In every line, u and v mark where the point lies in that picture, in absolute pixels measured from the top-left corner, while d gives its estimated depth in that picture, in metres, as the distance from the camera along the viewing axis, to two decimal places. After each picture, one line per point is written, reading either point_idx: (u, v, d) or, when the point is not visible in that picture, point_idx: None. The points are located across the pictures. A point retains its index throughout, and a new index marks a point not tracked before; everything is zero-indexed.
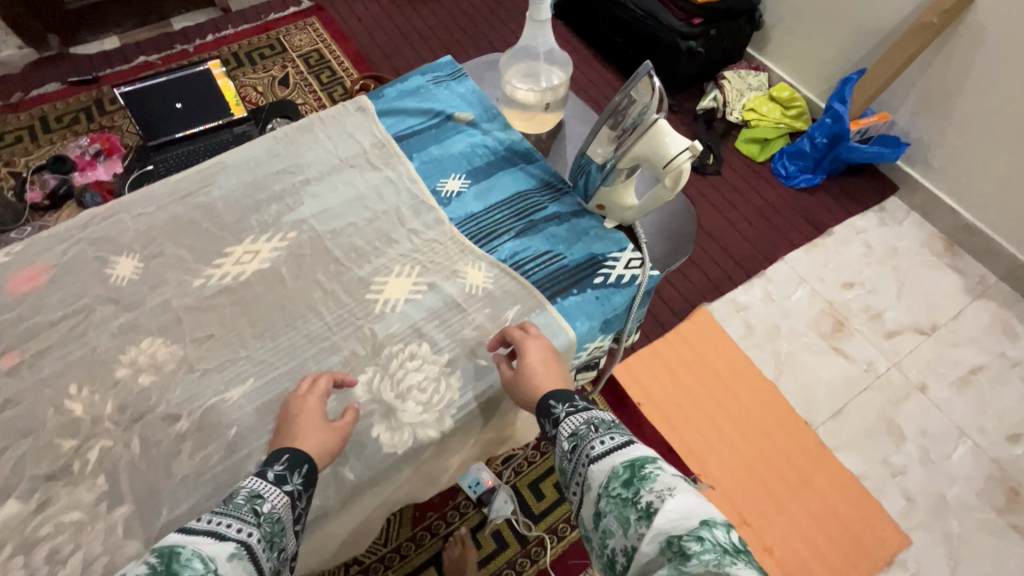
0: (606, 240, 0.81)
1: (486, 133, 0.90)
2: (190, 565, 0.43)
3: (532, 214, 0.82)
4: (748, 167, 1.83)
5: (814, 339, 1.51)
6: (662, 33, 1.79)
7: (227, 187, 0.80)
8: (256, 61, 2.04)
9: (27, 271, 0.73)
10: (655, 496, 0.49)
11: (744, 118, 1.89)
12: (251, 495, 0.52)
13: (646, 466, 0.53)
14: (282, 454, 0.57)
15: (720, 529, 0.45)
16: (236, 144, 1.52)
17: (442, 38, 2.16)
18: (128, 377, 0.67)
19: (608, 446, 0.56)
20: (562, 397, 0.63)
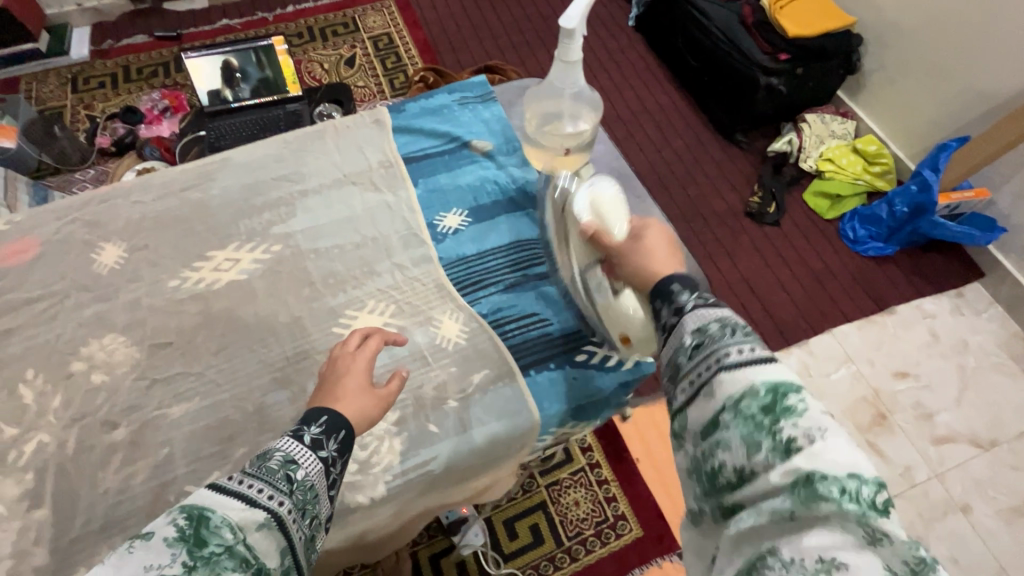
0: None
1: (498, 167, 0.99)
2: (218, 533, 0.47)
3: (526, 269, 0.89)
4: (810, 222, 1.67)
5: (848, 428, 1.36)
6: (740, 63, 1.66)
7: (225, 185, 0.92)
8: (327, 37, 2.06)
9: (17, 243, 0.86)
10: (799, 431, 0.43)
11: (819, 168, 1.72)
12: (285, 460, 0.55)
13: (788, 399, 0.45)
14: (322, 416, 0.61)
15: (869, 487, 0.40)
16: (286, 121, 1.54)
17: (513, 37, 2.10)
18: (81, 372, 0.77)
19: (742, 360, 0.49)
20: (681, 287, 0.57)
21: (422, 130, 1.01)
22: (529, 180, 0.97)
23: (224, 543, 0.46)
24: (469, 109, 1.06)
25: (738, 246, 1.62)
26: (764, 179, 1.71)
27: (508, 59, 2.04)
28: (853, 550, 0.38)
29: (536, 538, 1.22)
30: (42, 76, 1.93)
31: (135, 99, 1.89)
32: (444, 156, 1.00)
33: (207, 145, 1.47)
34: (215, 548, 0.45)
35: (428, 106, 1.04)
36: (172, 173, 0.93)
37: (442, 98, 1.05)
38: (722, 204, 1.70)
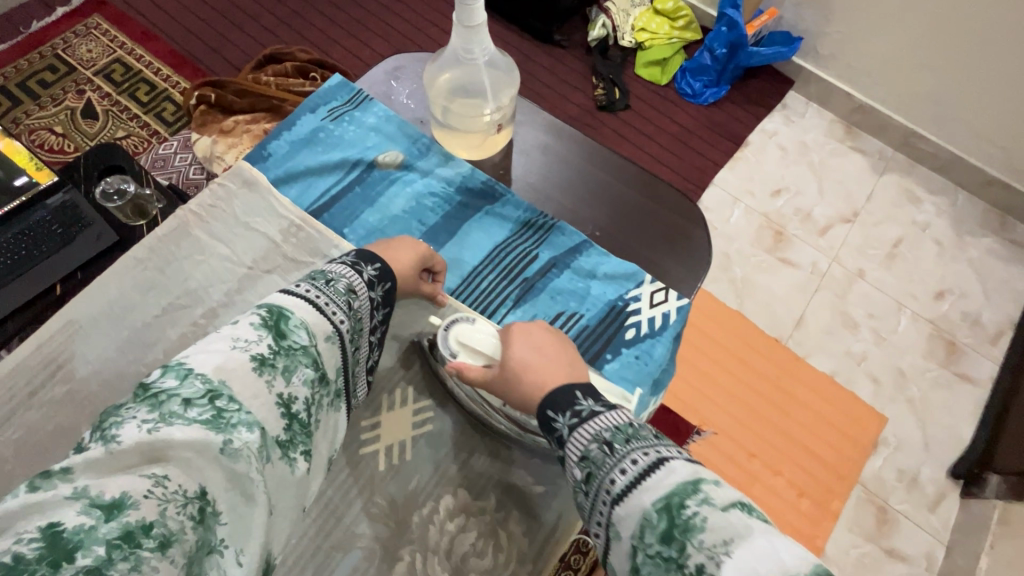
0: (619, 283, 0.86)
1: (423, 174, 0.92)
2: (296, 331, 0.58)
3: (524, 271, 0.87)
4: (653, 93, 1.74)
5: (762, 256, 1.54)
6: None
7: (99, 359, 0.78)
8: (38, 93, 1.56)
9: None
10: (705, 556, 0.47)
11: (637, 40, 1.77)
12: (348, 290, 0.66)
13: (684, 511, 0.50)
14: (377, 262, 0.72)
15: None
16: (56, 220, 1.14)
17: (276, 12, 1.77)
18: None
19: (629, 481, 0.54)
20: (559, 403, 0.64)
21: (315, 168, 0.91)
22: (465, 174, 0.92)
23: (301, 342, 0.57)
24: (347, 122, 0.95)
25: (613, 142, 1.66)
26: (598, 69, 1.73)
27: (286, 39, 1.73)
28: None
29: None
30: None
31: None
32: (352, 190, 0.90)
33: None
34: (293, 345, 0.56)
35: (308, 141, 0.92)
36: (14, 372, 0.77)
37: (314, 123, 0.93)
38: (575, 108, 1.70)
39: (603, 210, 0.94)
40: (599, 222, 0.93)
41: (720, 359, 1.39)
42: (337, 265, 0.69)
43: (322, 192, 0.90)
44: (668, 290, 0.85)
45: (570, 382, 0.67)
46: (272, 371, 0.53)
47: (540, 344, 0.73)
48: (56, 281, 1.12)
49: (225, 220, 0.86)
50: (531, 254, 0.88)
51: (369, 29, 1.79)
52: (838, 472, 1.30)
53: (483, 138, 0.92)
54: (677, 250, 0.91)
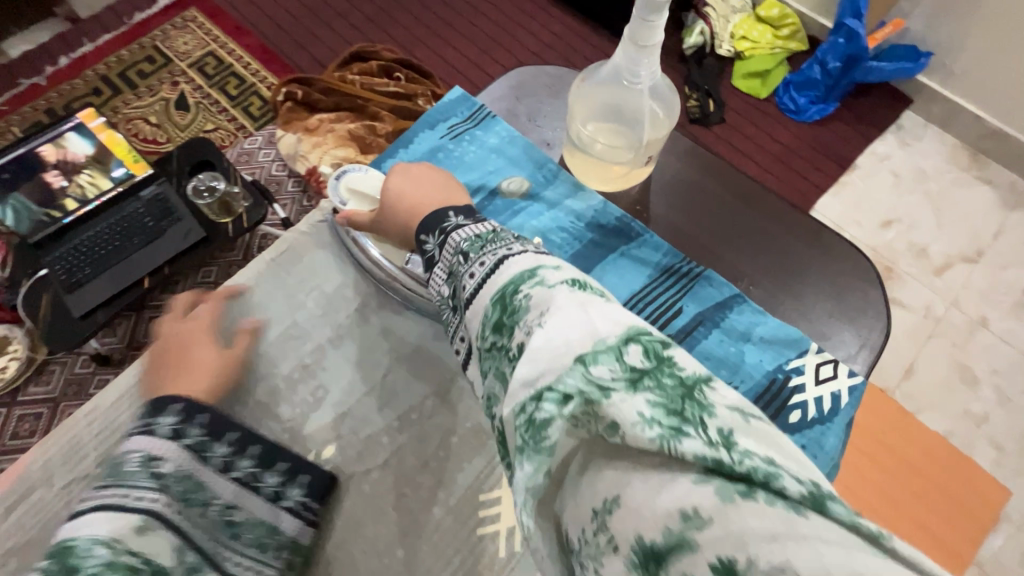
0: (777, 350, 0.71)
1: (550, 205, 0.79)
2: (90, 552, 0.46)
3: (669, 325, 0.72)
4: (752, 107, 1.62)
5: None
6: None
7: None
8: (136, 83, 1.60)
9: None
10: (524, 332, 0.40)
11: (737, 50, 1.66)
12: (145, 459, 0.54)
13: (516, 296, 0.43)
14: (177, 402, 0.59)
15: (602, 363, 0.36)
16: (150, 214, 1.16)
17: (364, 9, 1.76)
18: None
19: (477, 281, 0.47)
20: (434, 226, 0.57)
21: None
22: (598, 208, 0.79)
23: (98, 560, 0.46)
24: (467, 140, 0.84)
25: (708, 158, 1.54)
26: (693, 78, 1.62)
27: (371, 37, 1.72)
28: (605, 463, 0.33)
29: None
30: None
31: None
32: None
33: (59, 287, 1.10)
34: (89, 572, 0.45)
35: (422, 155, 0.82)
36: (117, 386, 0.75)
37: (431, 138, 0.83)
38: None
39: (744, 247, 0.80)
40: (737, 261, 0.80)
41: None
42: (136, 438, 0.56)
43: None
44: (837, 364, 0.70)
45: (444, 207, 0.60)
46: None
47: (410, 171, 0.68)
48: (143, 276, 1.14)
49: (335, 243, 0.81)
50: (674, 305, 0.74)
51: (453, 29, 1.75)
52: (953, 550, 1.13)
53: (627, 169, 0.79)
54: (822, 294, 0.79)
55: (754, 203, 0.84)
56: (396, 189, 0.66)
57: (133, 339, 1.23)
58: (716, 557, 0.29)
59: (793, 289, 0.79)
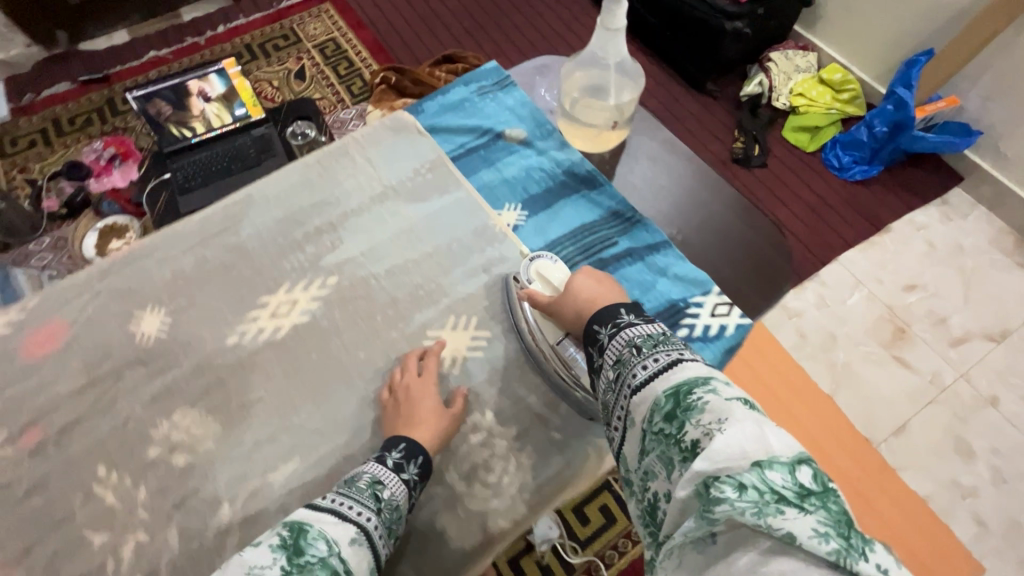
0: (684, 285, 0.89)
1: (538, 154, 1.02)
2: (315, 543, 0.55)
3: (602, 250, 0.93)
4: (796, 158, 1.71)
5: (874, 348, 1.42)
6: (704, 13, 1.66)
7: (256, 225, 0.92)
8: (270, 53, 1.94)
9: (41, 333, 0.82)
10: (701, 432, 0.53)
11: (792, 104, 1.76)
12: (372, 481, 0.65)
13: (689, 396, 0.57)
14: (400, 443, 0.71)
15: (778, 472, 0.46)
16: (256, 147, 1.44)
17: (464, 23, 2.04)
18: (161, 455, 0.75)
19: (647, 374, 0.62)
20: (606, 319, 0.72)
21: (451, 129, 1.04)
22: (574, 162, 1.01)
23: (319, 553, 0.54)
24: (491, 99, 1.07)
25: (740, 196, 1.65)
26: (744, 124, 1.74)
27: (465, 45, 1.98)
28: (763, 552, 0.43)
29: (608, 519, 1.21)
30: None
31: (76, 152, 1.74)
32: (479, 152, 1.03)
33: (176, 189, 1.38)
34: (310, 558, 0.53)
35: (451, 103, 1.07)
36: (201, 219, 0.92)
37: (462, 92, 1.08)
38: (710, 156, 1.71)
39: (705, 236, 0.98)
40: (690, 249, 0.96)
41: (779, 416, 1.31)
42: (370, 464, 0.68)
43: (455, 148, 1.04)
44: (730, 306, 0.86)
45: (616, 303, 0.74)
46: None
47: (596, 276, 0.80)
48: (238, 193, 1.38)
49: (375, 148, 0.98)
50: (611, 239, 0.95)
51: (536, 50, 1.98)
52: None
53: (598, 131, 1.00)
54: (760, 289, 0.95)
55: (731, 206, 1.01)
56: (581, 285, 0.77)
57: None
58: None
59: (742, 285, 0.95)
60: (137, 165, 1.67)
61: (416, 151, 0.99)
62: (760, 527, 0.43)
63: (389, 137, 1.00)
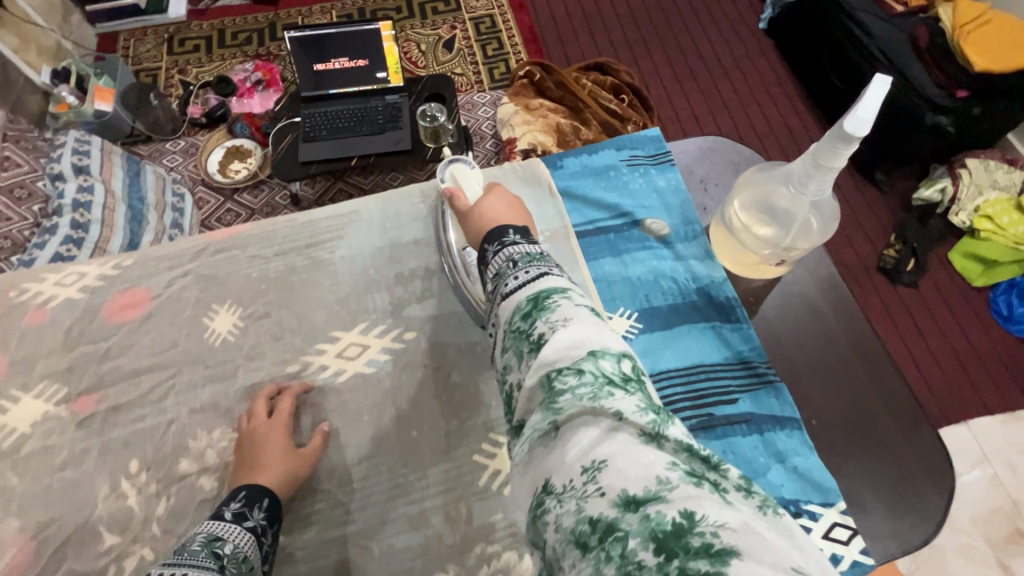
0: (803, 483, 0.67)
1: (676, 258, 0.81)
2: None
3: (714, 405, 0.70)
4: (956, 288, 1.47)
5: (977, 544, 1.20)
6: (905, 96, 1.42)
7: (353, 246, 0.81)
8: (427, 15, 1.92)
9: (129, 297, 0.76)
10: (548, 327, 0.43)
11: (973, 225, 1.47)
12: (209, 540, 0.54)
13: (548, 300, 0.46)
14: (239, 491, 0.61)
15: (607, 360, 0.40)
16: (385, 114, 1.43)
17: (627, 32, 1.91)
18: (192, 473, 0.65)
19: (517, 283, 0.49)
20: (495, 231, 0.57)
21: (587, 199, 0.85)
22: (716, 281, 0.79)
23: None
24: (640, 173, 0.87)
25: (871, 313, 1.44)
26: (906, 231, 1.51)
27: (621, 57, 1.86)
28: (603, 434, 0.36)
29: None
30: (139, 34, 1.90)
31: (228, 68, 1.83)
32: (608, 234, 0.83)
33: (301, 134, 1.40)
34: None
35: (596, 168, 0.88)
36: (302, 221, 0.83)
37: (612, 159, 0.88)
38: (852, 255, 1.51)
39: (839, 401, 0.81)
40: (825, 415, 0.80)
41: None
42: (211, 524, 0.57)
43: (581, 221, 0.84)
44: (855, 534, 0.64)
45: (510, 225, 0.59)
46: None
47: (509, 200, 0.65)
48: (354, 155, 1.38)
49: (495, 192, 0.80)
50: (728, 391, 0.72)
51: (694, 81, 1.82)
52: None
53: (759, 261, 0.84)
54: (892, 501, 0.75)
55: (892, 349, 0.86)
56: (489, 207, 0.63)
57: (320, 198, 1.57)
58: (681, 514, 0.31)
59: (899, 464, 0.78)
60: (275, 95, 1.71)
61: (540, 215, 0.79)
62: (596, 409, 0.37)
63: (516, 187, 0.82)
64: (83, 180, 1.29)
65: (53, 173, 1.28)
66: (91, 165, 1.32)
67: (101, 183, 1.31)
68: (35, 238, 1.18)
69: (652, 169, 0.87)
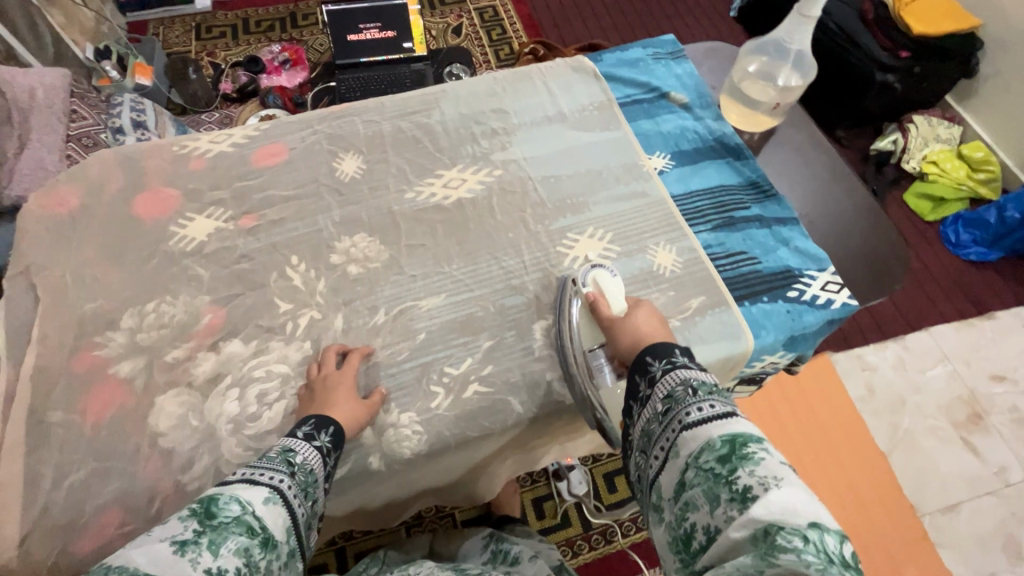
0: (806, 257, 0.83)
1: (696, 119, 0.98)
2: (227, 506, 0.50)
3: (733, 211, 0.87)
4: (911, 222, 1.70)
5: (944, 425, 1.39)
6: (857, 62, 1.67)
7: (446, 114, 0.94)
8: (435, 6, 2.13)
9: (269, 149, 0.89)
10: (754, 481, 0.49)
11: (922, 170, 1.73)
12: (283, 450, 0.60)
13: (746, 447, 0.52)
14: (310, 419, 0.64)
15: (830, 536, 0.44)
16: (412, 80, 1.60)
17: (615, 19, 2.14)
18: (341, 263, 0.80)
19: (702, 416, 0.56)
20: (663, 351, 0.66)
21: (623, 79, 1.02)
22: (726, 133, 0.96)
23: (232, 513, 0.50)
24: (662, 64, 1.06)
25: None
26: (867, 176, 1.75)
27: (611, 40, 2.09)
28: None
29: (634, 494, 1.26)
30: (168, 22, 2.05)
31: (255, 51, 1.98)
32: (640, 104, 1.00)
33: (337, 96, 1.58)
34: (224, 519, 0.49)
35: (625, 58, 1.05)
36: (401, 99, 0.96)
37: (638, 53, 1.06)
38: None
39: (831, 231, 1.00)
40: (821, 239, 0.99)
41: (807, 430, 1.35)
42: (287, 438, 0.62)
43: (618, 96, 1.01)
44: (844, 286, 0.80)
45: (670, 342, 0.69)
46: (196, 548, 0.46)
47: (657, 314, 0.73)
48: None
49: (550, 76, 0.98)
50: (742, 204, 0.89)
51: None
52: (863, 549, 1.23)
53: (755, 113, 1.05)
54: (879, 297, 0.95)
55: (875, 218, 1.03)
56: (641, 318, 0.70)
57: None
58: None
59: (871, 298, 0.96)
60: (302, 73, 1.89)
61: (588, 92, 0.97)
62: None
63: (566, 74, 1.00)
64: (142, 135, 1.41)
65: (114, 127, 1.40)
66: (148, 121, 1.44)
67: (157, 138, 1.44)
68: None
69: (671, 61, 1.05)
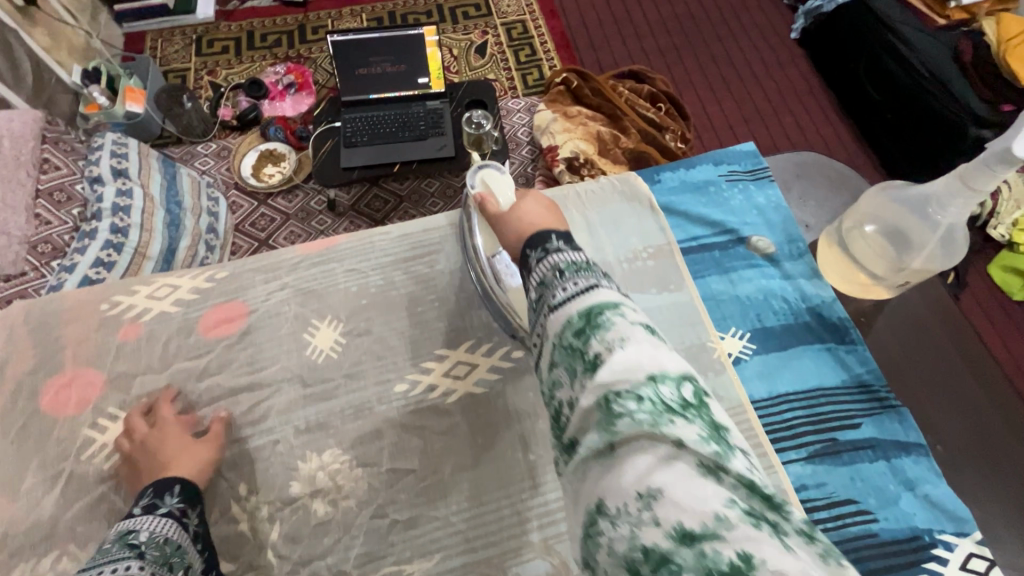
0: (935, 513, 0.71)
1: (785, 277, 0.89)
2: None
3: (837, 430, 0.77)
4: (997, 303, 1.47)
5: None
6: (946, 108, 1.44)
7: (452, 261, 0.87)
8: (458, 19, 1.91)
9: (222, 315, 0.81)
10: (603, 346, 0.44)
11: (1012, 238, 1.46)
12: (121, 536, 0.58)
13: (601, 316, 0.47)
14: (147, 489, 0.65)
15: (668, 386, 0.41)
16: (427, 119, 1.42)
17: (659, 40, 1.90)
18: (304, 497, 0.69)
19: (565, 296, 0.50)
20: (538, 240, 0.58)
21: (689, 215, 0.94)
22: (826, 301, 0.87)
23: None
24: (738, 189, 0.98)
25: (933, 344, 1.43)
26: None
27: (654, 65, 1.85)
28: (660, 462, 0.37)
29: None
30: (167, 34, 1.87)
31: (258, 70, 1.81)
32: (712, 251, 0.91)
33: (341, 139, 1.39)
34: None
35: (695, 183, 0.98)
36: (395, 235, 0.90)
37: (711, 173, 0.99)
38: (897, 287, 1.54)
39: (965, 436, 0.83)
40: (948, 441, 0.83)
41: None
42: (124, 523, 0.61)
43: (688, 238, 0.93)
44: (993, 565, 0.68)
45: (550, 229, 0.62)
46: None
47: (547, 204, 0.70)
48: (398, 162, 1.36)
49: (601, 208, 0.91)
50: (849, 415, 0.79)
51: (728, 91, 1.81)
52: None
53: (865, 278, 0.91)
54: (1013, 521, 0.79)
55: (982, 379, 0.88)
56: (528, 210, 0.67)
57: (358, 204, 1.55)
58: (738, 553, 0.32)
59: (993, 513, 0.79)
60: (308, 98, 1.71)
61: (646, 234, 0.89)
62: (655, 434, 0.38)
63: (615, 200, 0.93)
64: (122, 184, 1.25)
65: (92, 176, 1.24)
66: (130, 168, 1.28)
67: (139, 186, 1.27)
68: (75, 242, 1.15)
69: (750, 187, 0.97)
